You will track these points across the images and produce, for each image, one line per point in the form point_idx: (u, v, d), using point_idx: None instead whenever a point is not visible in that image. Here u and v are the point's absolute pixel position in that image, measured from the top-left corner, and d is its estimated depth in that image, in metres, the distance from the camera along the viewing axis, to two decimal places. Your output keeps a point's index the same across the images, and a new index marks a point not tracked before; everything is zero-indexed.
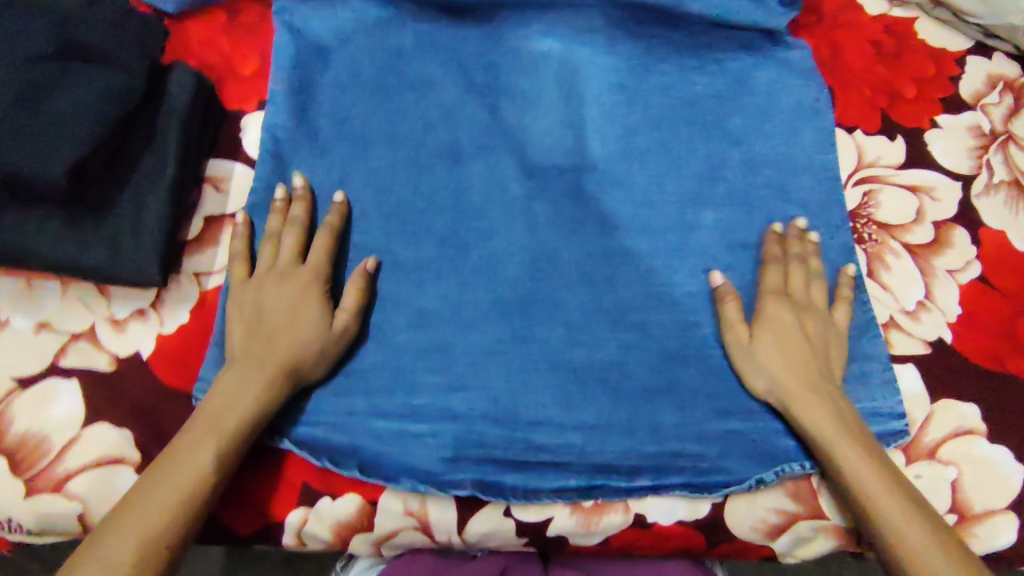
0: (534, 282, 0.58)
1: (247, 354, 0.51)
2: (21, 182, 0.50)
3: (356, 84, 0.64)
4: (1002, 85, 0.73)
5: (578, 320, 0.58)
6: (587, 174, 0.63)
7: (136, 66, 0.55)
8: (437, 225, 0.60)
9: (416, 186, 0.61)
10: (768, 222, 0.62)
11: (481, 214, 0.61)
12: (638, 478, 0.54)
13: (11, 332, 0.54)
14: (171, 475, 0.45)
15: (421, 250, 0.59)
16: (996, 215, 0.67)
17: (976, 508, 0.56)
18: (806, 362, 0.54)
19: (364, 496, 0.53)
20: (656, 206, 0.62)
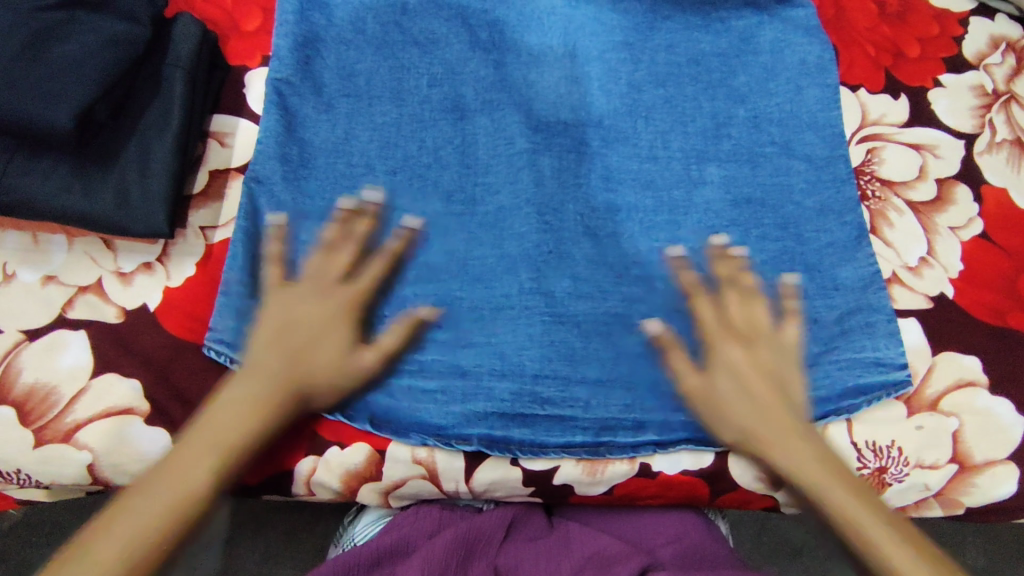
0: (540, 235, 0.59)
1: (255, 369, 0.49)
2: (29, 131, 0.49)
3: (361, 41, 0.64)
4: (1004, 45, 0.74)
5: (584, 274, 0.58)
6: (591, 130, 0.63)
7: (139, 14, 0.54)
8: (444, 181, 0.60)
9: (422, 142, 0.61)
10: (772, 177, 0.62)
11: (486, 169, 0.61)
12: (643, 433, 0.55)
13: (19, 285, 0.54)
14: (159, 497, 0.44)
15: (428, 205, 0.59)
16: (998, 173, 0.67)
17: (976, 459, 0.56)
18: (767, 398, 0.51)
19: (372, 446, 0.54)
20: (660, 162, 0.63)
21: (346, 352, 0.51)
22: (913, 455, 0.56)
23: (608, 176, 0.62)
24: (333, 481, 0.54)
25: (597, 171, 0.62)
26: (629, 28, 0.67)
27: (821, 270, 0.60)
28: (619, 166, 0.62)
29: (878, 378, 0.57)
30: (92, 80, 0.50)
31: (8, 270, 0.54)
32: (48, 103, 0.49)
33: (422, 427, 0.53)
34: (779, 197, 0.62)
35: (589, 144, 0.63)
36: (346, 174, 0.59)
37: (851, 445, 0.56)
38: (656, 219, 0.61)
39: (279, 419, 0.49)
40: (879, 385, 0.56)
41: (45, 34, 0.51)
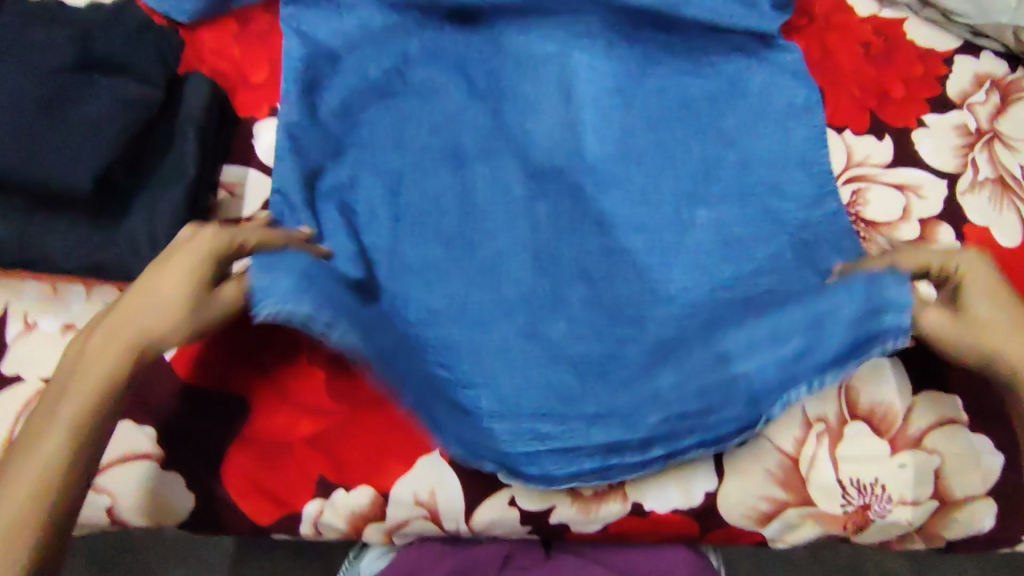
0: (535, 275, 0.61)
1: (103, 328, 0.47)
2: (52, 191, 0.52)
3: (364, 89, 0.66)
4: (989, 84, 0.76)
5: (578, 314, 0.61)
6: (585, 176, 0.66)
7: (153, 76, 0.57)
8: (442, 222, 0.63)
9: (425, 189, 0.64)
10: (756, 215, 0.65)
11: (481, 212, 0.64)
12: (651, 450, 0.56)
13: (40, 334, 0.57)
14: (19, 478, 0.43)
15: (429, 244, 0.62)
16: (980, 212, 0.69)
17: (957, 495, 0.58)
18: (1023, 320, 0.50)
19: (377, 488, 0.55)
20: (652, 206, 0.65)
21: (203, 293, 0.48)
22: (896, 492, 0.58)
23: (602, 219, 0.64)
24: (340, 522, 0.56)
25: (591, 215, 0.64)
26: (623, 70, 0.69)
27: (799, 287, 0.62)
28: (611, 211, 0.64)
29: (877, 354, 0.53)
30: (108, 142, 0.53)
31: (30, 320, 0.57)
32: (67, 167, 0.51)
33: (424, 469, 0.55)
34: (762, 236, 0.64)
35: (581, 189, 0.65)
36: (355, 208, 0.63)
37: (834, 483, 0.58)
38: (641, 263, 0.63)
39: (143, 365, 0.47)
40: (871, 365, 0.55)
41: (61, 96, 0.53)
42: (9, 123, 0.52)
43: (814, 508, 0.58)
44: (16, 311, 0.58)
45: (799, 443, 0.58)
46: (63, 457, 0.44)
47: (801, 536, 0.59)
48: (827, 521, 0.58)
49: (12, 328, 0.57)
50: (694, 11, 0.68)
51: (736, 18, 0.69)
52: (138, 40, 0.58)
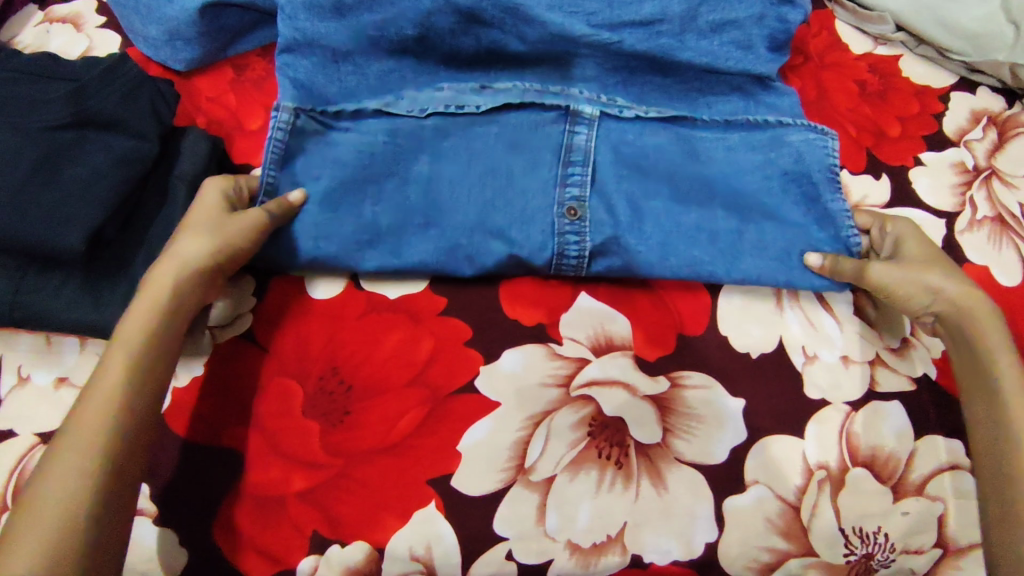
0: (529, 119, 0.64)
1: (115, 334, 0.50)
2: (45, 252, 0.52)
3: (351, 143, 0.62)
4: (985, 120, 0.76)
5: (558, 185, 0.62)
6: (561, 192, 0.61)
7: (148, 132, 0.58)
8: (408, 210, 0.61)
9: (412, 166, 0.62)
10: (733, 219, 0.62)
11: (441, 210, 0.61)
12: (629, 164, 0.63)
13: (33, 387, 0.57)
14: (66, 462, 0.43)
15: (415, 129, 0.63)
16: (979, 251, 0.69)
17: (960, 543, 0.57)
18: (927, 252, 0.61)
19: (372, 543, 0.54)
20: (641, 230, 0.62)
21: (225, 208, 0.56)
22: (899, 541, 0.57)
23: (587, 245, 0.60)
24: None
25: (555, 237, 0.60)
26: (617, 87, 0.67)
27: (770, 245, 0.61)
28: (581, 227, 0.61)
29: (822, 151, 0.64)
30: (101, 201, 0.53)
31: (23, 373, 0.57)
32: (60, 228, 0.51)
33: (419, 521, 0.54)
34: (732, 240, 0.62)
35: (532, 205, 0.61)
36: (322, 166, 0.61)
37: (837, 532, 0.57)
38: (602, 104, 0.65)
39: (164, 329, 0.50)
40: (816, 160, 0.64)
41: (56, 156, 0.54)
42: (2, 188, 0.52)
43: (817, 558, 0.56)
44: (10, 364, 0.58)
45: (801, 492, 0.57)
46: (121, 390, 0.47)
47: None
48: (831, 570, 0.56)
49: (6, 382, 0.57)
50: (688, 53, 0.66)
51: (733, 60, 0.67)
52: (133, 97, 0.58)
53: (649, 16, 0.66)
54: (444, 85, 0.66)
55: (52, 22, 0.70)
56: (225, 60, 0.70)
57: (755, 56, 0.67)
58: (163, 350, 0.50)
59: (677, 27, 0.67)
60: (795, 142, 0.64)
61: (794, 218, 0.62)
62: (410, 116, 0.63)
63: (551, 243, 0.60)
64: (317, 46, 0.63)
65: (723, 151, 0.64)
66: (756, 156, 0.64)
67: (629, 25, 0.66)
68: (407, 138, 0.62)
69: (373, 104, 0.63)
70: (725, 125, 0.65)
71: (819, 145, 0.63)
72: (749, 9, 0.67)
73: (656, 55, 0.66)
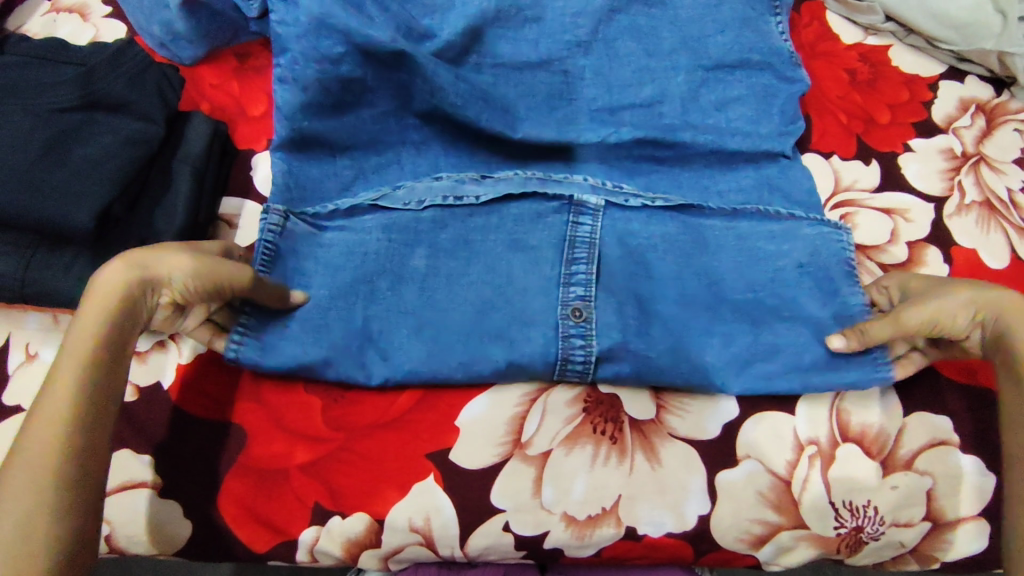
0: (530, 210, 0.63)
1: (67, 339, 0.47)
2: (54, 230, 0.54)
3: (350, 261, 0.60)
4: (974, 108, 0.77)
5: (560, 285, 0.60)
6: (563, 293, 0.59)
7: (155, 115, 0.60)
8: (399, 313, 0.58)
9: (409, 265, 0.60)
10: (745, 325, 0.59)
11: (438, 312, 0.59)
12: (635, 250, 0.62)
13: (41, 364, 0.58)
14: (26, 473, 0.42)
15: (411, 222, 0.62)
16: (968, 234, 0.70)
17: (950, 516, 0.58)
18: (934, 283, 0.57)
19: (372, 514, 0.55)
20: (648, 334, 0.59)
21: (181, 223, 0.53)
22: (888, 514, 0.58)
23: (593, 350, 0.57)
24: (335, 549, 0.56)
25: (557, 340, 0.57)
26: (617, 173, 0.67)
27: (783, 351, 0.58)
28: (586, 330, 0.58)
29: (837, 246, 0.61)
30: (109, 182, 0.55)
31: (30, 350, 0.59)
32: (69, 207, 0.53)
33: (418, 492, 0.56)
34: (748, 342, 0.58)
35: (532, 305, 0.59)
36: (314, 270, 0.59)
37: (827, 504, 0.58)
38: (607, 191, 0.65)
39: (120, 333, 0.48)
40: (830, 255, 0.61)
41: (65, 137, 0.56)
42: (12, 167, 0.54)
43: (807, 530, 0.58)
44: (18, 342, 0.59)
45: (792, 466, 0.58)
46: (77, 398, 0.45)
47: (797, 559, 0.59)
48: (820, 543, 0.58)
49: (14, 359, 0.58)
50: (690, 133, 0.67)
51: (739, 133, 0.67)
52: (140, 80, 0.60)
53: (649, 99, 0.68)
54: (443, 174, 0.65)
55: (59, 12, 0.72)
56: (228, 49, 0.71)
57: (766, 131, 0.67)
58: (118, 354, 0.47)
59: (680, 110, 0.68)
60: (807, 236, 0.62)
61: (811, 310, 0.59)
62: (405, 209, 0.63)
63: (554, 348, 0.57)
64: (315, 142, 0.63)
65: (731, 252, 0.62)
66: (769, 245, 0.62)
67: (628, 109, 0.68)
68: (402, 233, 0.62)
69: (368, 199, 0.63)
70: (733, 214, 0.64)
71: (832, 242, 0.61)
72: (753, 85, 0.68)
73: (659, 138, 0.66)
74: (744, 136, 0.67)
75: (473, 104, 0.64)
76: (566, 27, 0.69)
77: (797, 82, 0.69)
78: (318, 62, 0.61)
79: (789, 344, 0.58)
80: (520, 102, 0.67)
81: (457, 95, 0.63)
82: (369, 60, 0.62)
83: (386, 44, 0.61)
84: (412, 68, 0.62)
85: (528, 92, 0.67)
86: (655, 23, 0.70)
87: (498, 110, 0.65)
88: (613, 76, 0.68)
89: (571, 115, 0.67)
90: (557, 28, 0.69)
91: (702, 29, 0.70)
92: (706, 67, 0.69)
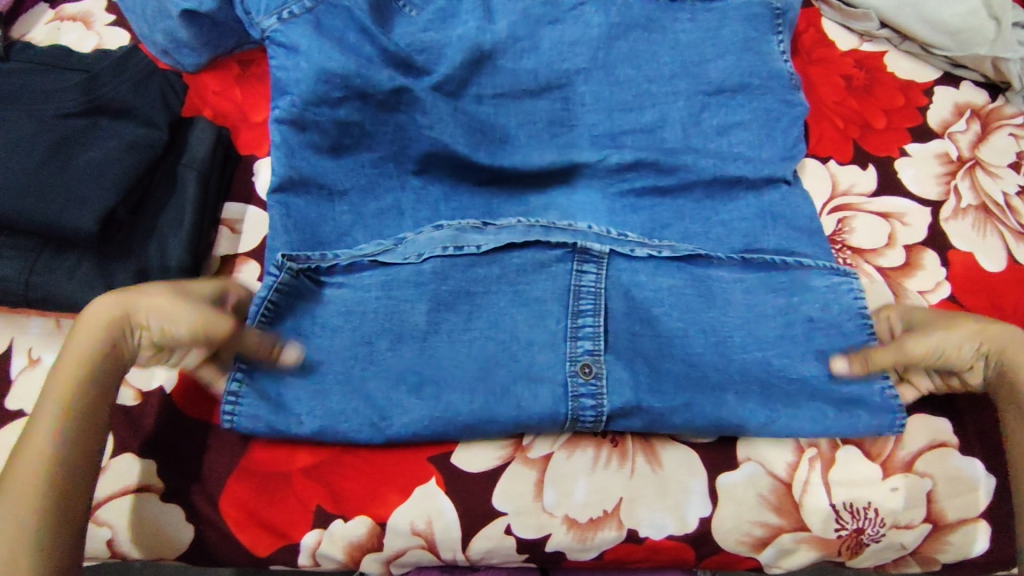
0: (533, 258, 0.61)
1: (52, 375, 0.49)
2: (59, 234, 0.54)
3: (349, 321, 0.58)
4: (969, 112, 0.78)
5: (568, 339, 0.58)
6: (572, 347, 0.57)
7: (158, 121, 0.60)
8: (397, 375, 0.56)
9: (409, 322, 0.58)
10: (752, 384, 0.58)
11: (440, 371, 0.57)
12: (645, 301, 0.61)
13: (43, 369, 0.59)
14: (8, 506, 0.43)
15: (412, 276, 0.59)
16: (964, 237, 0.70)
17: (950, 518, 0.58)
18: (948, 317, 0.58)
19: (373, 518, 0.55)
20: (662, 392, 0.57)
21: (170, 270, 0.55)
22: (888, 516, 0.58)
23: (605, 409, 0.56)
24: (337, 553, 0.56)
25: (568, 399, 0.56)
26: (620, 189, 0.67)
27: (801, 408, 0.57)
28: (597, 388, 0.56)
29: (850, 297, 0.60)
30: (114, 187, 0.55)
31: (33, 355, 0.59)
32: (74, 211, 0.53)
33: (421, 495, 0.56)
34: (761, 399, 0.57)
35: (538, 359, 0.57)
36: (310, 330, 0.58)
37: (828, 507, 0.58)
38: (612, 240, 0.63)
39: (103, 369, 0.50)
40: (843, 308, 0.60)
41: (69, 142, 0.57)
42: (16, 172, 0.54)
43: (808, 532, 0.58)
44: (21, 347, 0.60)
45: (792, 468, 0.59)
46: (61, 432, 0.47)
47: (798, 562, 0.59)
48: (821, 545, 0.58)
49: (17, 363, 0.59)
50: (691, 157, 0.66)
51: (740, 158, 0.66)
52: (144, 86, 0.61)
53: (650, 125, 0.68)
54: (443, 223, 0.63)
55: (63, 19, 0.73)
56: (230, 56, 0.72)
57: (769, 156, 0.67)
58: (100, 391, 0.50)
59: (680, 133, 0.68)
60: (821, 288, 0.60)
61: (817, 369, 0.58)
62: (406, 263, 0.60)
63: (564, 407, 0.56)
64: (312, 182, 0.62)
65: (738, 307, 0.60)
66: (776, 302, 0.60)
67: (630, 134, 0.68)
68: (404, 287, 0.59)
69: (367, 254, 0.60)
70: (742, 264, 0.62)
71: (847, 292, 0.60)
72: (756, 110, 0.68)
73: (657, 161, 0.66)
74: (745, 162, 0.66)
75: (471, 139, 0.65)
76: (564, 54, 0.69)
77: (798, 104, 0.68)
78: (315, 105, 0.62)
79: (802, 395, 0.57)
80: (520, 131, 0.68)
81: (454, 133, 0.65)
82: (367, 103, 0.63)
83: (385, 83, 0.63)
84: (412, 104, 0.64)
85: (529, 120, 0.68)
86: (655, 47, 0.69)
87: (495, 141, 0.67)
88: (613, 100, 0.68)
89: (570, 140, 0.68)
90: (552, 55, 0.69)
91: (699, 40, 0.70)
92: (707, 93, 0.68)
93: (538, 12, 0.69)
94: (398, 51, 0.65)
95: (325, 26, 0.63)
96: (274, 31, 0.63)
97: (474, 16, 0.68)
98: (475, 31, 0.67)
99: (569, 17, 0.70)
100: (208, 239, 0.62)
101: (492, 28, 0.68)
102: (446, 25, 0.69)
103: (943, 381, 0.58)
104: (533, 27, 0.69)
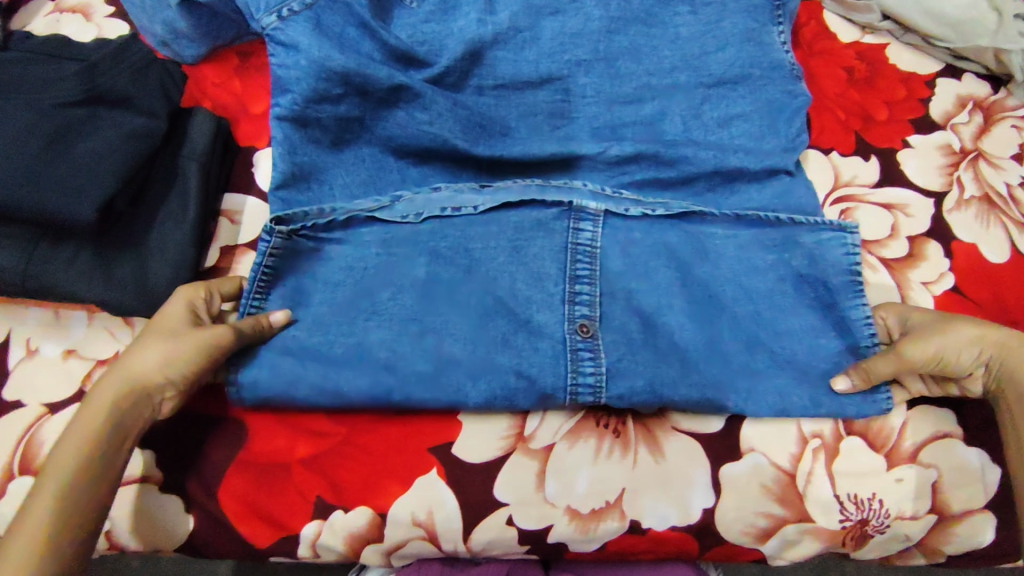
0: (530, 216, 0.61)
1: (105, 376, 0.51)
2: (59, 223, 0.54)
3: (352, 283, 0.58)
4: (971, 104, 0.77)
5: (567, 281, 0.59)
6: (569, 309, 0.58)
7: (158, 111, 0.60)
8: (400, 326, 0.56)
9: (409, 272, 0.59)
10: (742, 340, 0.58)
11: (442, 320, 0.57)
12: (646, 277, 0.60)
13: (41, 359, 0.58)
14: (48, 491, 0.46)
15: (411, 235, 0.60)
16: (968, 229, 0.70)
17: (955, 510, 0.58)
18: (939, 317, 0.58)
19: (374, 509, 0.55)
20: (655, 347, 0.58)
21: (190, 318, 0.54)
22: (893, 507, 0.57)
23: (602, 363, 0.56)
24: (337, 544, 0.56)
25: (567, 355, 0.56)
26: (620, 182, 0.66)
27: (786, 361, 0.58)
28: (599, 362, 0.56)
29: (841, 252, 0.60)
30: (114, 176, 0.55)
31: (31, 345, 0.59)
32: (73, 200, 0.53)
33: (421, 486, 0.55)
34: (745, 358, 0.58)
35: (537, 316, 0.58)
36: (313, 288, 0.58)
37: (831, 499, 0.57)
38: (607, 198, 0.63)
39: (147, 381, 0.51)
40: (831, 263, 0.60)
41: (68, 132, 0.56)
42: (16, 160, 0.54)
43: (812, 523, 0.57)
44: (18, 337, 0.59)
45: (796, 459, 0.58)
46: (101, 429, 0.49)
47: (801, 553, 0.58)
48: (825, 536, 0.58)
49: (14, 354, 0.59)
50: (691, 149, 0.66)
51: (740, 150, 0.66)
52: (143, 78, 0.61)
53: (650, 117, 0.68)
54: (441, 185, 0.63)
55: (62, 11, 0.72)
56: (229, 47, 0.71)
57: (770, 147, 0.66)
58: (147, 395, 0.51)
59: (681, 126, 0.67)
60: (811, 241, 0.61)
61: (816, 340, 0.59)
62: (404, 221, 0.60)
63: (563, 363, 0.56)
64: (313, 178, 0.61)
65: (732, 260, 0.61)
66: (770, 255, 0.61)
67: (630, 126, 0.67)
68: (403, 245, 0.60)
69: (365, 210, 0.60)
70: (736, 220, 0.62)
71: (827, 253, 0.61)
72: (759, 102, 0.67)
73: (658, 153, 0.65)
74: (746, 153, 0.65)
75: (470, 133, 0.65)
76: (565, 45, 0.68)
77: (800, 94, 0.67)
78: (316, 102, 0.61)
79: (795, 354, 0.58)
80: (520, 123, 0.67)
81: (452, 128, 0.64)
82: (367, 99, 0.63)
83: (385, 81, 0.62)
84: (411, 100, 0.63)
85: (530, 112, 0.67)
86: (655, 40, 0.69)
87: (495, 133, 0.66)
88: (614, 92, 0.68)
89: (571, 132, 0.67)
90: (553, 46, 0.68)
91: (699, 30, 0.70)
92: (707, 85, 0.68)
93: (540, 3, 0.69)
94: (399, 45, 0.65)
95: (325, 26, 0.62)
96: (274, 30, 0.61)
97: (475, 7, 0.68)
98: (476, 24, 0.67)
99: (571, 8, 0.69)
100: (208, 231, 0.61)
101: (493, 19, 0.68)
102: (448, 16, 0.68)
103: (940, 386, 0.59)
104: (534, 18, 0.69)
